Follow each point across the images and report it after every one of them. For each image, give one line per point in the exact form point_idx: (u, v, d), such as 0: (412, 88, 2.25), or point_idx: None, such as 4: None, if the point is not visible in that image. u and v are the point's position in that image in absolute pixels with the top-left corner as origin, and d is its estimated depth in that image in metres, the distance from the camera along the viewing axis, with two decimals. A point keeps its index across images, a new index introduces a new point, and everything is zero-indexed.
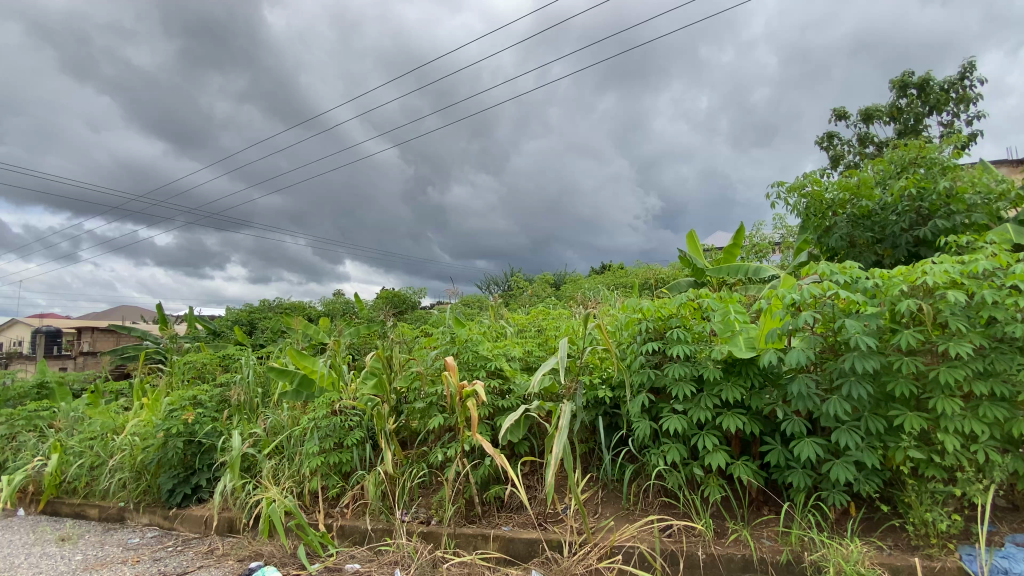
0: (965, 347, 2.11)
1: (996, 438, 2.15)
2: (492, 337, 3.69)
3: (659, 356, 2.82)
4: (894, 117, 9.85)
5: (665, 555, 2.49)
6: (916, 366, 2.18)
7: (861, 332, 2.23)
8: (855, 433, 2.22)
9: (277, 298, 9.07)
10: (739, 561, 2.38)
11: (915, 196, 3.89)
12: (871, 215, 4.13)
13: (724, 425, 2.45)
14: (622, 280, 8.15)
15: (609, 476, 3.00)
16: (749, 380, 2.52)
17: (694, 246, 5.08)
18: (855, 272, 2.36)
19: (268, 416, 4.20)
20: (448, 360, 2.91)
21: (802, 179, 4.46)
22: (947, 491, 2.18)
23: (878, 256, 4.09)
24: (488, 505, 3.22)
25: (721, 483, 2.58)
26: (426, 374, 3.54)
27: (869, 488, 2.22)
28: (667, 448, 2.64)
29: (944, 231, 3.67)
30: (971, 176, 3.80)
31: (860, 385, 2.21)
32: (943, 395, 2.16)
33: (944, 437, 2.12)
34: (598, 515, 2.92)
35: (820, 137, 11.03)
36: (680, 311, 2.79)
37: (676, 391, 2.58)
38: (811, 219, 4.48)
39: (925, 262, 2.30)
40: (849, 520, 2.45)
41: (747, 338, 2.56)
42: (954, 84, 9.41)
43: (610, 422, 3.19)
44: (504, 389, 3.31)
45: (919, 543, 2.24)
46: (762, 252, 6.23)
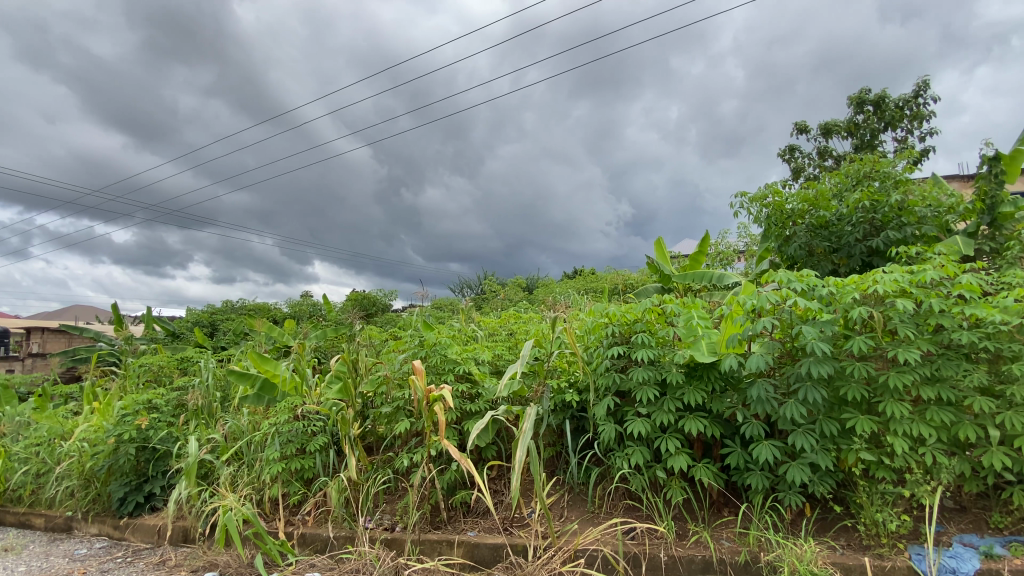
0: (914, 353, 2.20)
1: (943, 441, 2.25)
2: (462, 340, 3.66)
3: (624, 360, 2.85)
4: (853, 132, 10.30)
5: (628, 558, 2.51)
6: (868, 371, 2.27)
7: (817, 338, 2.31)
8: (810, 435, 2.29)
9: (242, 299, 8.80)
10: (700, 562, 2.42)
11: (868, 208, 4.07)
12: (828, 225, 4.30)
13: (686, 428, 2.49)
14: (593, 285, 8.23)
15: (575, 480, 3.01)
16: (710, 384, 2.58)
17: (661, 252, 5.19)
18: (812, 280, 2.44)
19: (227, 421, 4.05)
20: (415, 363, 2.85)
21: (764, 190, 4.61)
22: (896, 492, 2.26)
23: (834, 265, 4.25)
24: (454, 510, 3.18)
25: (683, 485, 2.62)
26: (393, 378, 3.47)
27: (823, 489, 2.30)
28: (631, 451, 2.67)
29: (896, 241, 3.85)
30: (921, 191, 4.00)
31: (815, 390, 2.28)
32: (892, 399, 2.25)
33: (893, 440, 2.20)
34: (564, 519, 2.92)
35: (782, 149, 11.40)
36: (645, 316, 2.83)
37: (640, 394, 2.61)
38: (772, 228, 4.63)
39: (876, 271, 2.40)
40: (804, 520, 2.52)
41: (709, 343, 2.62)
42: (907, 102, 9.90)
43: (577, 425, 3.21)
44: (473, 393, 3.27)
45: (870, 543, 2.32)
46: (727, 259, 6.41)
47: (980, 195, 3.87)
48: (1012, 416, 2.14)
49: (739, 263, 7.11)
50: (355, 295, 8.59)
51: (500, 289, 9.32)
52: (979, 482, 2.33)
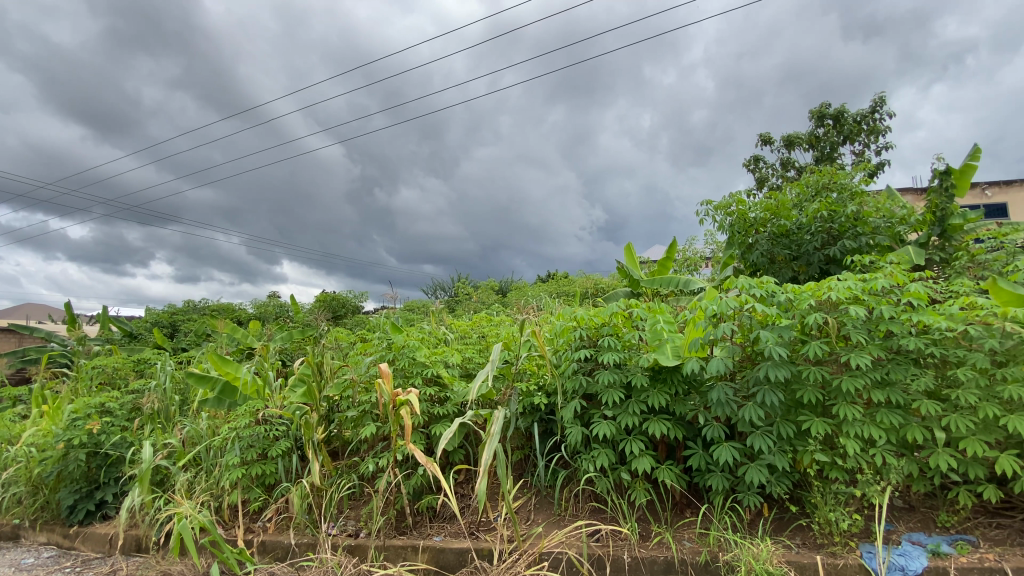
0: (865, 358, 2.29)
1: (892, 442, 2.34)
2: (431, 343, 3.60)
3: (591, 363, 2.88)
4: (814, 144, 10.69)
5: (592, 560, 2.53)
6: (822, 375, 2.35)
7: (775, 343, 2.38)
8: (768, 437, 2.36)
9: (205, 299, 8.50)
10: (662, 563, 2.45)
11: (826, 218, 4.23)
12: (789, 233, 4.44)
13: (650, 431, 2.53)
14: (565, 288, 8.28)
15: (542, 483, 3.02)
16: (674, 388, 2.63)
17: (631, 257, 5.28)
18: (771, 287, 2.51)
19: (185, 425, 3.89)
20: (382, 367, 2.77)
21: (728, 199, 4.74)
22: (848, 492, 2.35)
23: (794, 272, 4.41)
24: (420, 515, 3.14)
25: (647, 487, 2.66)
26: (360, 381, 3.40)
27: (780, 489, 2.36)
28: (596, 453, 2.70)
29: (852, 250, 4.02)
30: (875, 202, 4.18)
31: (773, 393, 2.35)
32: (845, 402, 2.34)
33: (846, 441, 2.28)
34: (530, 522, 2.92)
35: (747, 159, 11.74)
36: (612, 320, 2.87)
37: (605, 397, 2.64)
38: (736, 235, 4.77)
39: (831, 279, 2.49)
40: (762, 520, 2.59)
41: (674, 347, 2.67)
42: (865, 117, 10.34)
43: (545, 428, 3.22)
44: (441, 396, 3.23)
45: (824, 542, 2.39)
46: (693, 266, 6.57)
47: (931, 208, 4.06)
48: (956, 418, 2.25)
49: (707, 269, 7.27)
50: (323, 296, 8.41)
51: (472, 292, 9.28)
52: (926, 482, 2.43)
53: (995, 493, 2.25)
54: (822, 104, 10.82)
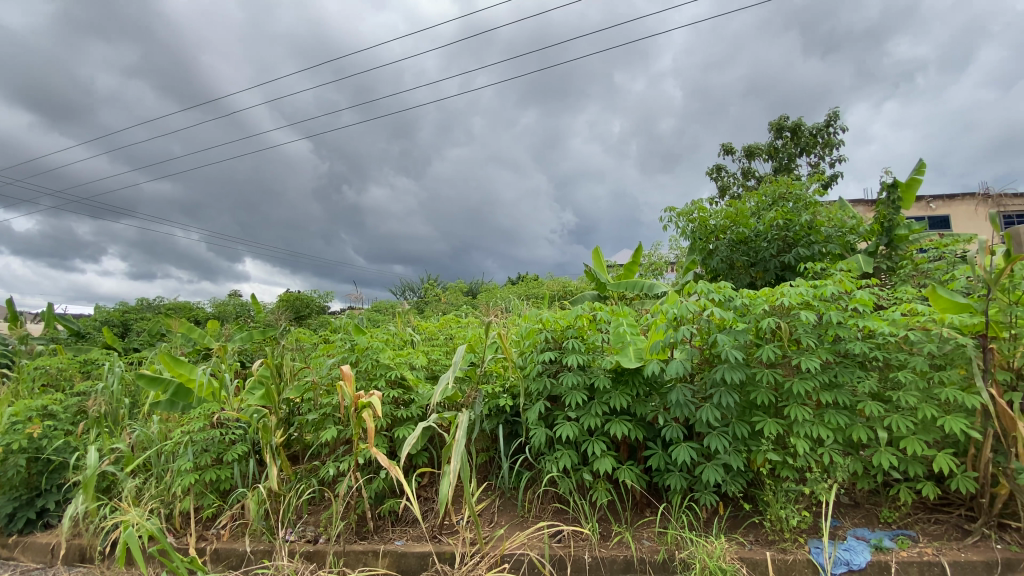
0: (814, 361, 2.40)
1: (839, 442, 2.45)
2: (396, 345, 3.55)
3: (556, 365, 2.90)
4: (773, 155, 11.10)
5: (553, 561, 2.55)
6: (775, 377, 2.45)
7: (731, 346, 2.46)
8: (724, 437, 2.44)
9: (160, 297, 8.14)
10: (622, 562, 2.50)
11: (782, 226, 4.40)
12: (747, 240, 4.60)
13: (611, 432, 2.57)
14: (535, 291, 8.32)
15: (506, 485, 3.02)
16: (635, 389, 2.69)
17: (598, 261, 5.36)
18: (728, 292, 2.60)
19: (135, 429, 3.71)
20: (345, 368, 2.70)
21: (691, 206, 4.87)
22: (797, 490, 2.44)
23: (751, 278, 4.58)
24: (382, 519, 3.09)
25: (608, 487, 2.70)
26: (321, 384, 3.32)
27: (734, 488, 2.44)
28: (559, 454, 2.72)
29: (805, 258, 4.20)
30: (828, 212, 4.38)
31: (728, 394, 2.43)
32: (796, 403, 2.43)
33: (796, 441, 2.37)
34: (493, 524, 2.92)
35: (710, 168, 12.10)
36: (577, 322, 2.90)
37: (569, 399, 2.67)
38: (697, 242, 4.92)
39: (784, 285, 2.59)
40: (717, 518, 2.67)
41: (636, 350, 2.73)
42: (820, 131, 10.81)
43: (510, 430, 3.22)
44: (406, 399, 3.18)
45: (775, 538, 2.48)
46: (658, 270, 6.74)
47: (879, 219, 4.27)
48: (897, 419, 2.37)
49: (671, 273, 7.45)
50: (287, 295, 8.18)
51: (441, 293, 9.21)
52: (870, 480, 2.54)
53: (932, 490, 2.38)
54: (782, 116, 11.26)
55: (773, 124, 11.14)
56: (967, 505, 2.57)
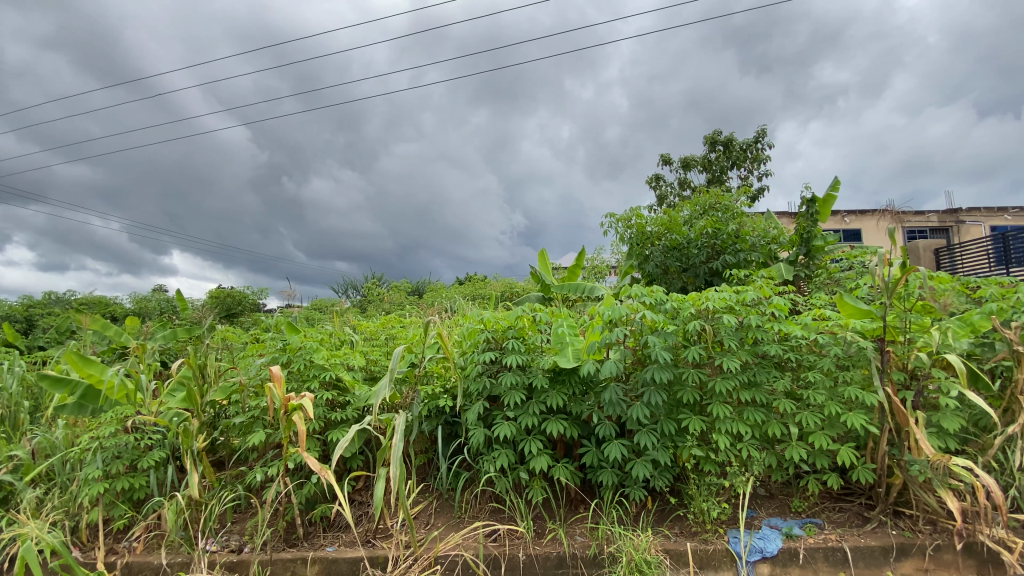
0: (735, 361, 2.56)
1: (757, 437, 2.62)
2: (333, 345, 3.43)
3: (496, 365, 2.92)
4: (707, 168, 11.69)
5: (487, 560, 2.57)
6: (699, 377, 2.59)
7: (661, 347, 2.58)
8: (652, 434, 2.55)
9: (71, 290, 7.45)
10: (555, 559, 2.55)
11: (711, 234, 4.66)
12: (679, 247, 4.84)
13: (547, 430, 2.63)
14: (481, 291, 8.31)
15: (443, 486, 3.00)
16: (572, 388, 2.76)
17: (543, 263, 5.45)
18: (660, 295, 2.72)
19: (36, 435, 3.38)
20: (274, 370, 2.54)
21: (629, 212, 5.06)
22: (718, 483, 2.58)
23: (683, 283, 4.83)
24: (313, 525, 2.99)
25: (544, 485, 2.75)
26: (249, 386, 3.15)
27: (661, 483, 2.56)
28: (497, 454, 2.73)
29: (731, 264, 4.48)
30: (753, 222, 4.69)
31: (657, 393, 2.55)
32: (718, 401, 2.58)
33: (717, 436, 2.52)
34: (429, 527, 2.90)
35: (649, 177, 12.57)
36: (517, 323, 2.92)
37: (507, 399, 2.70)
38: (635, 247, 5.14)
39: (710, 289, 2.74)
40: (645, 512, 2.78)
41: (574, 350, 2.79)
42: (750, 146, 11.49)
43: (450, 431, 3.21)
44: (341, 401, 3.09)
45: (698, 530, 2.62)
46: (599, 274, 6.95)
47: (799, 230, 4.60)
48: (807, 415, 2.57)
49: (613, 276, 7.68)
50: (217, 292, 7.72)
51: (385, 292, 9.01)
52: (784, 473, 2.73)
53: (836, 480, 2.59)
54: (716, 130, 11.89)
55: (707, 137, 11.73)
56: (867, 494, 2.83)
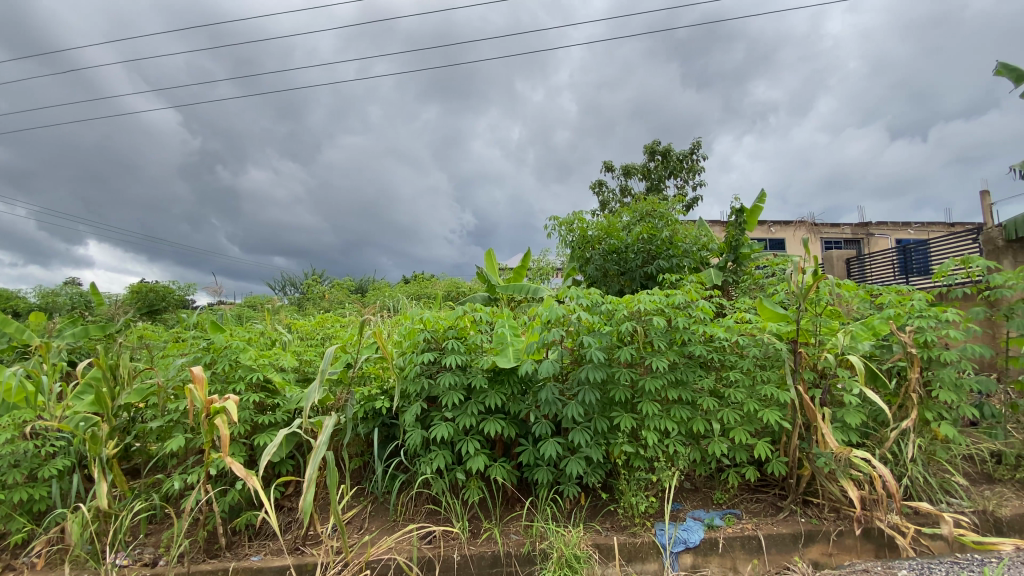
0: (663, 361, 2.68)
1: (683, 433, 2.76)
2: (263, 344, 3.27)
3: (435, 366, 2.89)
4: (647, 176, 12.16)
5: (421, 563, 2.55)
6: (631, 376, 2.70)
7: (596, 347, 2.67)
8: (586, 432, 2.63)
9: None
10: (489, 558, 2.57)
11: (647, 240, 4.87)
12: (618, 251, 5.03)
13: (485, 430, 2.64)
14: (425, 291, 8.21)
15: (378, 490, 2.93)
16: (510, 388, 2.79)
17: (489, 263, 5.48)
18: (596, 298, 2.81)
19: None
20: (194, 369, 2.39)
21: (571, 216, 5.19)
22: (647, 478, 2.70)
23: (621, 286, 5.01)
24: (238, 534, 2.85)
25: (481, 485, 2.76)
26: (167, 388, 2.94)
27: (593, 479, 2.65)
28: (434, 455, 2.71)
29: (665, 269, 4.71)
30: (685, 230, 4.94)
31: (591, 391, 2.63)
32: (648, 399, 2.71)
33: (646, 433, 2.64)
34: (361, 532, 2.84)
35: (593, 182, 12.89)
36: (458, 323, 2.91)
37: (445, 399, 2.68)
38: (576, 250, 5.31)
39: (642, 292, 2.85)
40: (578, 508, 2.86)
41: (514, 350, 2.82)
42: (687, 157, 12.04)
43: (387, 433, 3.15)
44: (270, 403, 2.95)
45: (627, 524, 2.73)
46: (543, 276, 7.09)
47: (729, 239, 4.86)
48: (728, 412, 2.73)
49: (558, 278, 7.81)
50: (138, 286, 7.19)
51: (325, 290, 8.71)
52: (708, 467, 2.88)
53: (753, 473, 2.77)
54: (656, 140, 12.37)
55: (647, 146, 12.17)
56: (780, 486, 3.04)
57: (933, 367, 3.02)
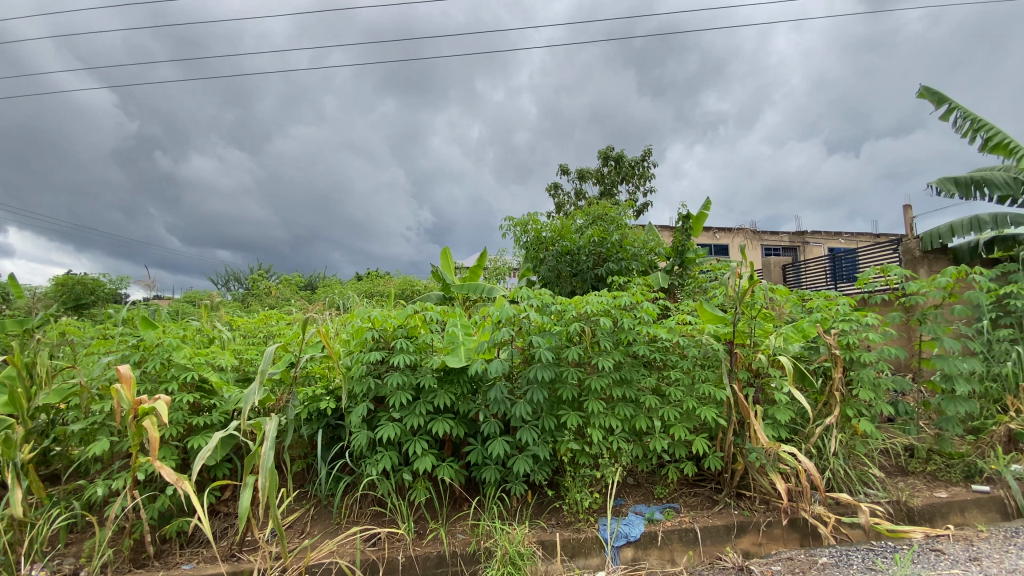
0: (609, 360, 2.77)
1: (627, 431, 2.85)
2: (199, 342, 3.12)
3: (383, 365, 2.85)
4: (601, 180, 12.43)
5: (365, 565, 2.51)
6: (578, 375, 2.76)
7: (545, 347, 2.72)
8: (533, 430, 2.68)
9: None
10: (434, 558, 2.56)
11: (598, 242, 4.99)
12: (570, 253, 5.13)
13: (433, 429, 2.63)
14: (377, 289, 8.07)
15: (321, 493, 2.86)
16: (459, 388, 2.80)
17: (444, 261, 5.46)
18: (546, 298, 2.85)
19: None
20: (121, 368, 2.25)
21: (526, 217, 5.25)
22: (591, 474, 2.77)
23: (573, 287, 5.12)
24: (168, 542, 2.71)
25: (428, 486, 2.74)
26: (91, 388, 2.75)
27: (539, 476, 2.69)
28: (380, 456, 2.67)
29: (614, 271, 4.86)
30: (635, 234, 5.11)
31: (539, 390, 2.68)
32: (594, 397, 2.78)
33: (592, 430, 2.71)
34: (303, 536, 2.76)
35: (549, 185, 13.05)
36: (408, 322, 2.87)
37: (392, 400, 2.65)
38: (530, 251, 5.37)
39: (591, 294, 2.92)
40: (525, 506, 2.90)
41: (465, 350, 2.83)
42: (639, 163, 12.39)
43: (332, 434, 3.07)
44: (206, 404, 2.82)
45: (572, 520, 2.79)
46: (499, 275, 7.15)
47: (675, 244, 5.05)
48: (668, 410, 2.85)
49: (514, 278, 7.86)
50: (63, 278, 6.68)
51: (272, 286, 8.38)
52: (650, 463, 2.99)
53: (691, 467, 2.90)
54: (610, 146, 12.65)
55: (601, 151, 12.42)
56: (716, 480, 3.19)
57: (855, 367, 3.25)
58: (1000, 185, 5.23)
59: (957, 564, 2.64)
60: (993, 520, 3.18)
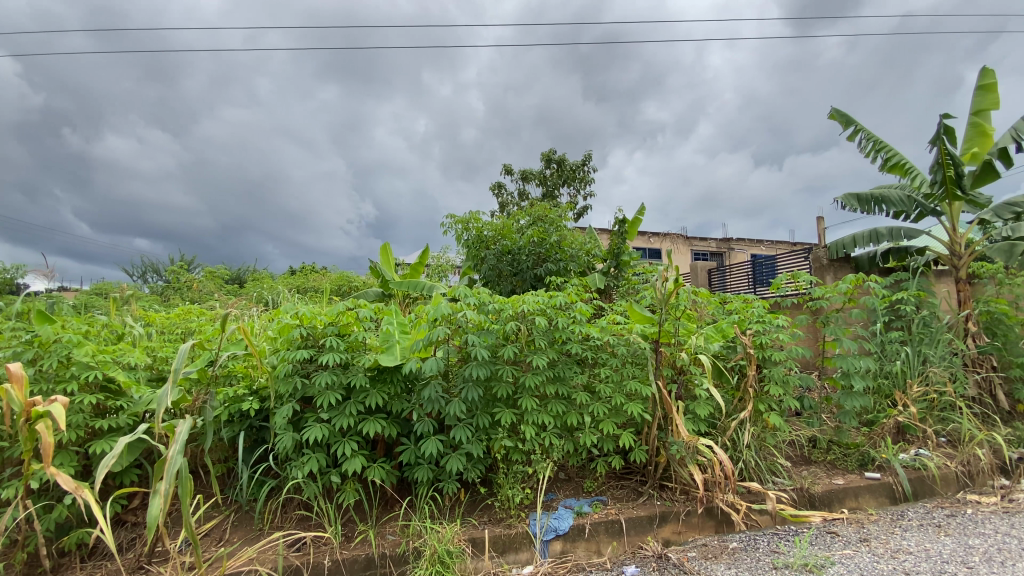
0: (543, 359, 2.83)
1: (559, 426, 2.93)
2: (105, 338, 2.87)
3: (312, 364, 2.76)
4: (543, 182, 12.62)
5: (287, 571, 2.43)
6: (513, 373, 2.81)
7: (480, 346, 2.74)
8: (467, 428, 2.69)
9: None
10: (363, 561, 2.52)
11: (538, 242, 5.08)
12: (510, 252, 5.19)
13: (364, 430, 2.58)
14: (312, 284, 7.76)
15: (242, 498, 2.73)
16: (392, 387, 2.76)
17: (385, 257, 5.35)
18: (483, 297, 2.86)
19: None
20: (11, 366, 2.04)
21: (467, 215, 5.24)
22: (524, 471, 2.83)
23: (513, 285, 5.18)
24: (67, 555, 2.49)
25: (357, 487, 2.68)
26: None
27: (473, 474, 2.72)
28: (306, 459, 2.58)
29: (553, 271, 4.97)
30: (572, 235, 5.25)
31: (473, 388, 2.69)
32: (528, 395, 2.83)
33: (525, 427, 2.76)
34: (221, 543, 2.63)
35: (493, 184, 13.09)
36: (339, 320, 2.80)
37: (321, 400, 2.57)
38: (471, 249, 5.38)
39: (527, 293, 2.97)
40: (457, 504, 2.91)
41: (400, 348, 2.79)
42: (580, 167, 12.69)
43: (255, 437, 2.93)
44: (113, 406, 2.61)
45: (504, 516, 2.84)
46: (440, 273, 7.10)
47: (612, 246, 5.23)
48: (598, 407, 2.95)
49: (455, 276, 7.83)
50: None
51: (194, 278, 7.84)
52: (580, 458, 3.09)
53: (618, 461, 3.03)
54: (553, 149, 12.85)
55: (544, 153, 12.61)
56: (641, 473, 3.34)
57: (768, 365, 3.51)
58: (895, 202, 5.80)
59: (848, 545, 2.92)
60: (882, 504, 3.54)
